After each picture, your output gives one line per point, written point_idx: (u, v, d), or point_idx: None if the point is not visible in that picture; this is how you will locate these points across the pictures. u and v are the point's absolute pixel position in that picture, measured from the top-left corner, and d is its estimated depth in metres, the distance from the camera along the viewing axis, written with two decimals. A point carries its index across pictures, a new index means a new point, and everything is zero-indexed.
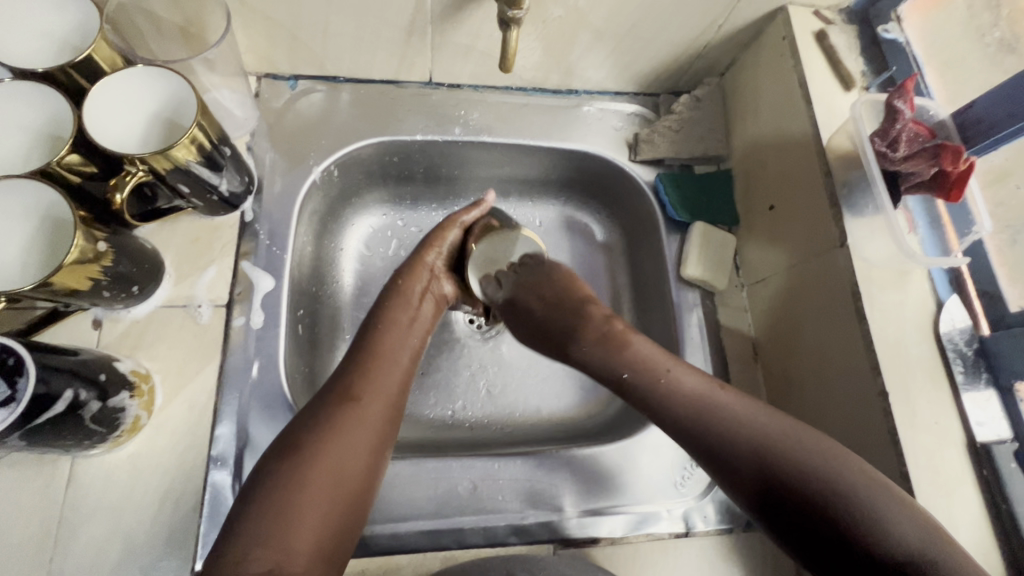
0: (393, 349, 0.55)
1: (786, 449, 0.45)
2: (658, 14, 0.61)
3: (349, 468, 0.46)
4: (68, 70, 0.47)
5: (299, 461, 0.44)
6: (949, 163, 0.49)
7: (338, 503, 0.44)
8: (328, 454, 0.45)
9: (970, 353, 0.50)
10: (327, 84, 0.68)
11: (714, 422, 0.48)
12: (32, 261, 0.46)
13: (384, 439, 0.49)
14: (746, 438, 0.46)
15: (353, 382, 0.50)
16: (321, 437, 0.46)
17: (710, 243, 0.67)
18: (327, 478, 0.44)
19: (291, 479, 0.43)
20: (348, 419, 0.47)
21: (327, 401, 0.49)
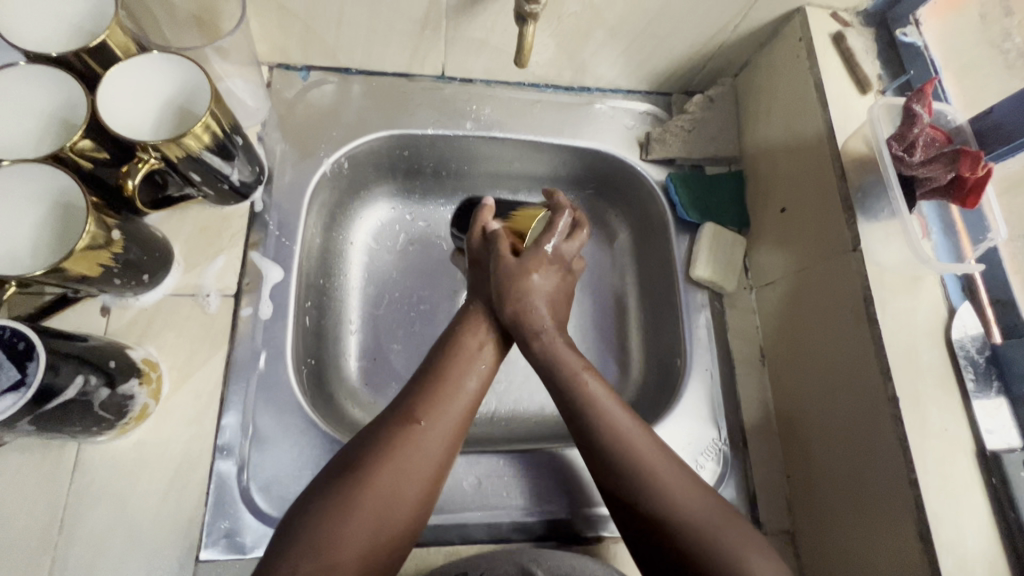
0: (462, 370, 0.52)
1: (631, 443, 0.47)
2: (675, 12, 0.60)
3: (404, 497, 0.44)
4: (81, 54, 0.47)
5: (356, 486, 0.43)
6: (967, 170, 0.48)
7: (389, 529, 0.43)
8: (380, 480, 0.44)
9: (982, 360, 0.50)
10: (339, 76, 0.68)
11: (610, 433, 0.47)
12: (42, 246, 0.46)
13: (438, 473, 0.47)
14: (602, 426, 0.48)
15: (416, 405, 0.49)
16: (375, 460, 0.45)
17: (719, 245, 0.67)
18: (377, 505, 0.43)
19: (348, 497, 0.43)
20: (405, 445, 0.46)
21: (389, 422, 0.47)
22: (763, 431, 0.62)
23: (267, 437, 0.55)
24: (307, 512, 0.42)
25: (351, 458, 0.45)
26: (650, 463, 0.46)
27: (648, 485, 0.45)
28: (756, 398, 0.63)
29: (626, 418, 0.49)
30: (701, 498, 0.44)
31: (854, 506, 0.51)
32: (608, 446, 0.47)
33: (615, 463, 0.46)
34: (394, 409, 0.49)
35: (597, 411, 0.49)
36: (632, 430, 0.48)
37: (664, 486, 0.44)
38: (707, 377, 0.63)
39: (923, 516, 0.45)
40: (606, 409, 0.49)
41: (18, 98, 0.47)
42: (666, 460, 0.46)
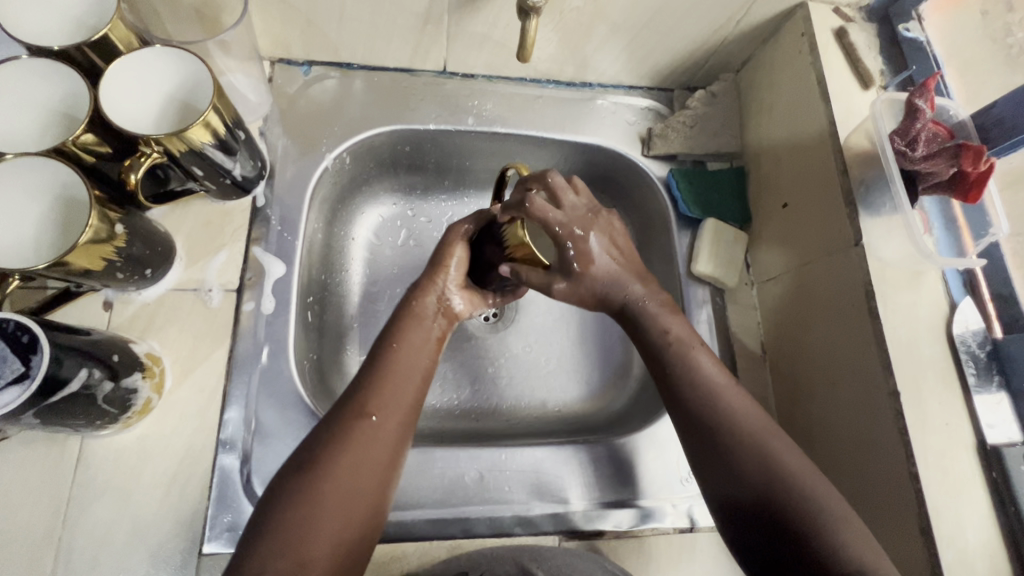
0: (408, 353, 0.49)
1: (724, 402, 0.47)
2: (677, 7, 0.60)
3: (363, 490, 0.43)
4: (84, 48, 0.47)
5: (305, 485, 0.41)
6: (969, 164, 0.48)
7: (353, 521, 0.42)
8: (330, 476, 0.42)
9: (983, 355, 0.50)
10: (341, 71, 0.68)
11: (701, 391, 0.47)
12: (45, 240, 0.46)
13: (393, 459, 0.45)
14: (694, 386, 0.48)
15: (366, 397, 0.46)
16: (324, 456, 0.43)
17: (721, 241, 0.67)
18: (332, 499, 0.41)
19: (301, 496, 0.41)
20: (361, 439, 0.44)
21: (338, 418, 0.45)
22: None
23: (270, 431, 0.55)
24: (263, 516, 0.41)
25: (304, 456, 0.43)
26: (741, 419, 0.46)
27: (743, 442, 0.45)
28: (758, 393, 0.63)
29: (726, 380, 0.48)
30: (794, 457, 0.45)
31: (854, 500, 0.52)
32: (703, 406, 0.47)
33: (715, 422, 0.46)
34: (339, 402, 0.46)
35: (699, 374, 0.48)
36: (730, 392, 0.48)
37: (755, 444, 0.45)
38: None
39: (924, 509, 0.45)
40: (705, 368, 0.48)
41: (20, 92, 0.47)
42: (763, 420, 0.46)
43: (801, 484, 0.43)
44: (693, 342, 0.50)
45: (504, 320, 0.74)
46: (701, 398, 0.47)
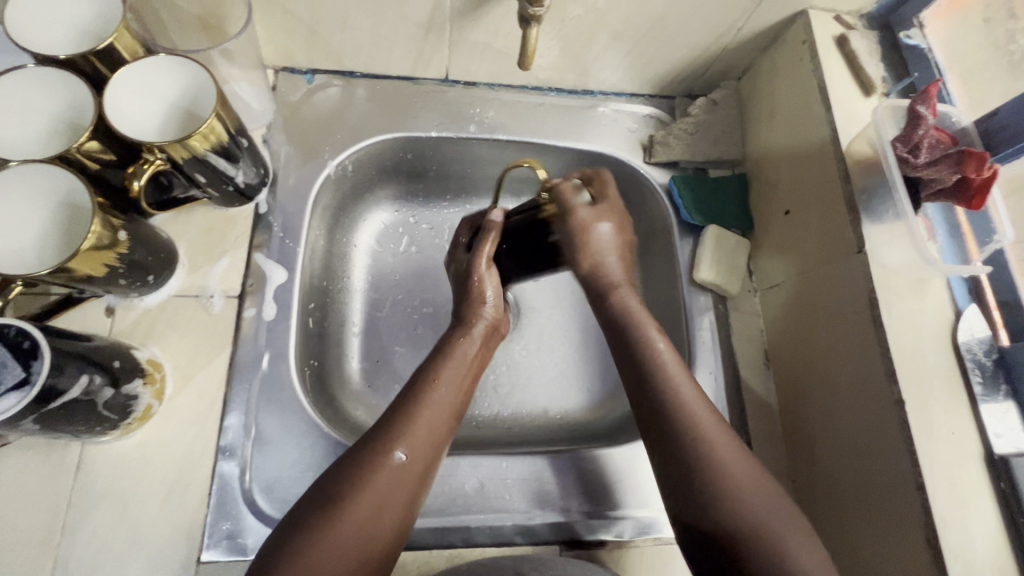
0: (437, 397, 0.49)
1: (696, 417, 0.47)
2: (677, 15, 0.61)
3: (380, 531, 0.42)
4: (89, 57, 0.47)
5: (325, 523, 0.40)
6: (973, 171, 0.47)
7: (365, 560, 0.41)
8: (350, 516, 0.41)
9: (989, 363, 0.50)
10: (344, 79, 0.68)
11: (680, 408, 0.47)
12: (49, 246, 0.46)
13: (410, 505, 0.44)
14: (666, 400, 0.48)
15: (393, 432, 0.46)
16: (345, 493, 0.42)
17: (723, 247, 0.66)
18: (347, 541, 0.40)
19: (317, 530, 0.40)
20: (383, 476, 0.43)
21: (365, 452, 0.44)
22: (767, 435, 0.61)
23: (270, 438, 0.55)
24: (278, 543, 0.40)
25: (327, 489, 0.43)
26: (709, 434, 0.46)
27: (708, 460, 0.45)
28: (760, 401, 0.63)
29: (701, 403, 0.48)
30: (753, 477, 0.44)
31: (860, 510, 0.51)
32: (670, 417, 0.47)
33: (681, 438, 0.46)
34: (367, 439, 0.46)
35: (679, 397, 0.48)
36: (699, 404, 0.48)
37: (725, 464, 0.45)
38: (711, 379, 0.63)
39: (931, 520, 0.44)
40: (678, 382, 0.49)
41: (24, 100, 0.47)
42: (733, 443, 0.46)
43: (752, 513, 0.43)
44: (675, 364, 0.50)
45: None
46: (667, 408, 0.47)
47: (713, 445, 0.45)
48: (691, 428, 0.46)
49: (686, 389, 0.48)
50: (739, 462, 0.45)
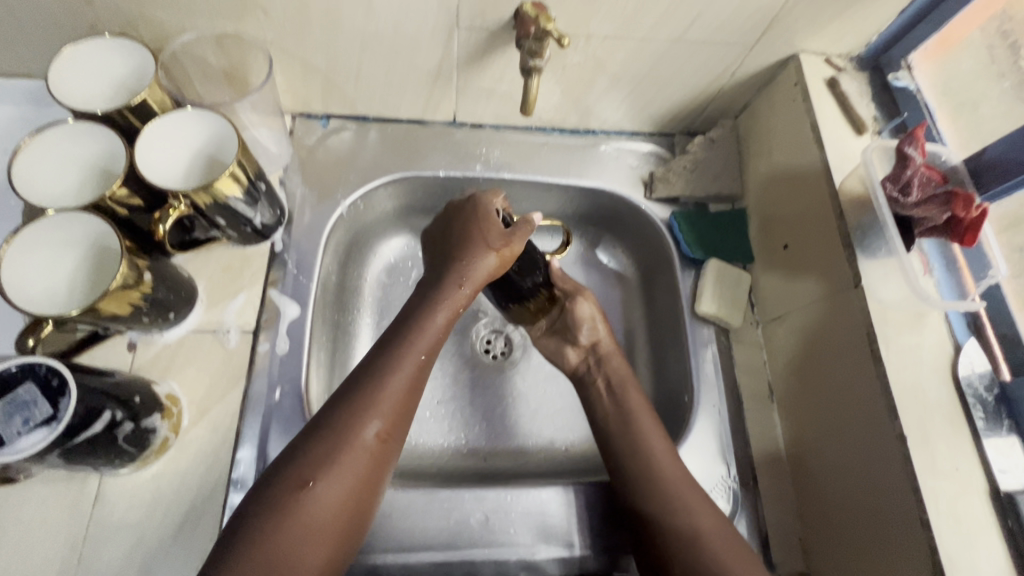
0: (398, 362, 0.49)
1: (658, 467, 0.54)
2: (673, 61, 0.64)
3: (341, 490, 0.44)
4: (124, 112, 0.52)
5: (292, 501, 0.42)
6: (961, 210, 0.49)
7: (332, 524, 0.43)
8: (317, 492, 0.43)
9: (991, 399, 0.50)
10: (357, 123, 0.72)
11: (643, 460, 0.54)
12: (77, 285, 0.49)
13: (380, 471, 0.47)
14: (636, 453, 0.55)
15: (360, 397, 0.47)
16: (310, 469, 0.44)
17: (725, 280, 0.68)
18: (320, 514, 0.43)
19: (281, 510, 0.42)
20: (347, 442, 0.45)
21: (334, 417, 0.46)
22: (773, 469, 0.62)
23: None
24: (236, 529, 0.41)
25: (288, 467, 0.44)
26: (669, 479, 0.53)
27: (669, 502, 0.52)
28: (765, 433, 0.63)
29: (661, 441, 0.56)
30: (707, 515, 0.51)
31: (866, 547, 0.51)
32: (635, 467, 0.54)
33: (641, 484, 0.53)
34: (326, 413, 0.47)
35: (637, 426, 0.56)
36: (662, 454, 0.55)
37: (684, 506, 0.51)
38: (715, 412, 0.63)
39: (938, 558, 0.44)
40: (648, 437, 0.56)
41: (64, 152, 0.51)
42: (692, 487, 0.53)
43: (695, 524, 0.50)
44: (647, 420, 0.57)
45: (510, 358, 0.75)
46: (632, 457, 0.55)
47: (669, 489, 0.52)
48: (656, 475, 0.53)
49: (645, 420, 0.57)
50: (698, 503, 0.52)
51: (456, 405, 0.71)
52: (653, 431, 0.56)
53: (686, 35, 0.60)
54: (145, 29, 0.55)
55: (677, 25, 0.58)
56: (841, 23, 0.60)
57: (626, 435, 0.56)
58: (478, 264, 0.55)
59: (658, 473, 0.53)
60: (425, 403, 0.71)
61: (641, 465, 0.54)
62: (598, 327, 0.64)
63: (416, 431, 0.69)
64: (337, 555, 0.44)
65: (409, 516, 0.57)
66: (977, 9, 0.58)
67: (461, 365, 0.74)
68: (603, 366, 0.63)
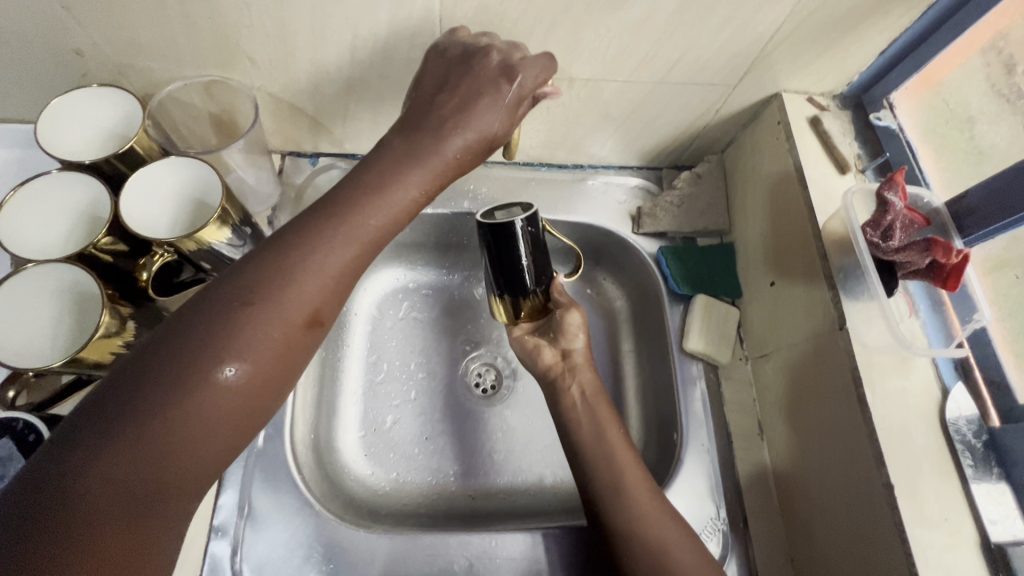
0: (342, 234, 0.43)
1: (626, 485, 0.52)
2: (657, 100, 0.64)
3: (243, 386, 0.38)
4: (112, 160, 0.53)
5: (196, 380, 0.36)
6: (942, 255, 0.49)
7: (240, 411, 0.38)
8: (229, 376, 0.37)
9: (979, 445, 0.49)
10: (346, 161, 0.73)
11: (613, 477, 0.53)
12: (61, 332, 0.49)
13: (297, 362, 0.41)
14: (606, 469, 0.53)
15: (269, 288, 0.40)
16: (224, 348, 0.37)
17: (712, 316, 0.67)
18: (223, 403, 0.37)
19: (180, 387, 0.36)
20: (261, 313, 0.39)
21: (244, 285, 0.40)
22: (764, 511, 0.61)
23: (262, 517, 0.56)
24: (107, 416, 0.34)
25: (190, 345, 0.37)
26: (637, 499, 0.51)
27: (634, 518, 0.50)
28: (756, 474, 0.62)
29: (631, 456, 0.54)
30: (671, 530, 0.50)
31: None
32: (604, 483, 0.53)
33: (609, 498, 0.52)
34: (241, 295, 0.39)
35: (608, 441, 0.55)
36: (631, 467, 0.53)
37: (646, 521, 0.50)
38: (704, 452, 0.62)
39: None
40: (620, 454, 0.54)
41: (49, 201, 0.52)
42: (655, 500, 0.52)
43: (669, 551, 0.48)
44: (617, 437, 0.55)
45: (499, 392, 0.75)
46: (601, 472, 0.53)
47: (636, 505, 0.51)
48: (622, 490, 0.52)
49: (615, 436, 0.55)
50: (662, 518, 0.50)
51: (443, 440, 0.71)
52: (621, 445, 0.55)
53: (668, 76, 0.60)
54: (135, 78, 0.56)
55: (658, 67, 0.59)
56: (822, 64, 0.60)
57: (599, 452, 0.54)
58: (479, 130, 0.48)
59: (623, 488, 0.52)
60: (413, 440, 0.70)
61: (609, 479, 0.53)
62: (576, 338, 0.61)
63: (404, 467, 0.69)
64: (234, 448, 0.39)
65: (393, 563, 0.56)
66: (959, 50, 0.57)
67: (448, 399, 0.73)
68: (576, 375, 0.59)
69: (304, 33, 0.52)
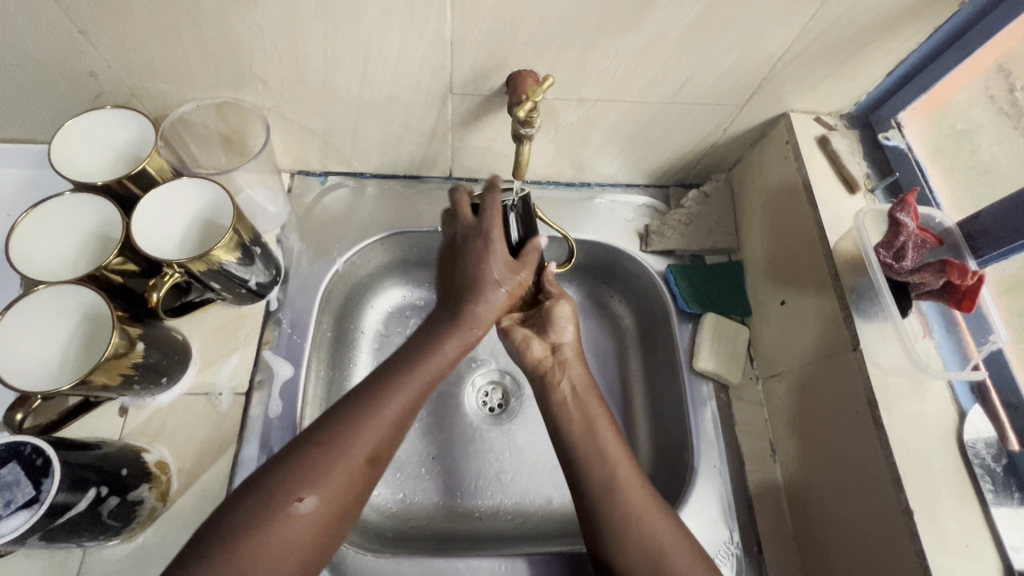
0: (398, 386, 0.51)
1: (619, 483, 0.51)
2: (665, 120, 0.65)
3: (313, 518, 0.44)
4: (125, 181, 0.53)
5: (278, 516, 0.43)
6: (957, 277, 0.49)
7: (311, 539, 0.44)
8: (304, 512, 0.44)
9: (999, 470, 0.48)
10: (355, 179, 0.73)
11: (606, 474, 0.52)
12: (71, 357, 0.49)
13: (360, 495, 0.47)
14: (598, 466, 0.52)
15: (337, 434, 0.47)
16: (299, 484, 0.44)
17: (722, 336, 0.67)
18: (298, 534, 0.43)
19: (264, 518, 0.43)
20: (329, 458, 0.46)
21: (321, 432, 0.47)
22: (778, 536, 0.59)
23: None
24: (207, 549, 0.41)
25: (274, 484, 0.44)
26: (632, 497, 0.51)
27: (629, 519, 0.49)
28: (771, 498, 0.61)
29: (621, 452, 0.54)
30: (665, 532, 0.49)
31: None
32: (595, 482, 0.52)
33: (601, 499, 0.51)
34: (319, 441, 0.47)
35: (599, 437, 0.54)
36: (624, 467, 0.52)
37: (643, 524, 0.49)
38: (716, 474, 0.61)
39: None
40: (612, 452, 0.53)
41: (60, 222, 0.52)
42: (652, 502, 0.51)
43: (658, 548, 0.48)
44: (610, 435, 0.55)
45: (507, 412, 0.74)
46: (593, 470, 0.52)
47: (634, 505, 0.50)
48: (617, 489, 0.51)
49: (603, 431, 0.55)
50: (655, 519, 0.50)
51: (450, 460, 0.70)
52: (614, 444, 0.54)
53: (676, 97, 0.61)
54: (147, 100, 0.56)
55: (666, 88, 0.59)
56: (830, 84, 0.61)
57: (588, 449, 0.54)
58: (512, 276, 0.55)
59: (618, 486, 0.51)
60: (420, 459, 0.69)
61: (604, 478, 0.52)
62: (565, 331, 0.60)
63: (412, 488, 0.68)
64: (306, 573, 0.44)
65: None
66: (966, 71, 0.58)
67: (455, 419, 0.72)
68: (567, 370, 0.59)
69: (317, 56, 0.52)
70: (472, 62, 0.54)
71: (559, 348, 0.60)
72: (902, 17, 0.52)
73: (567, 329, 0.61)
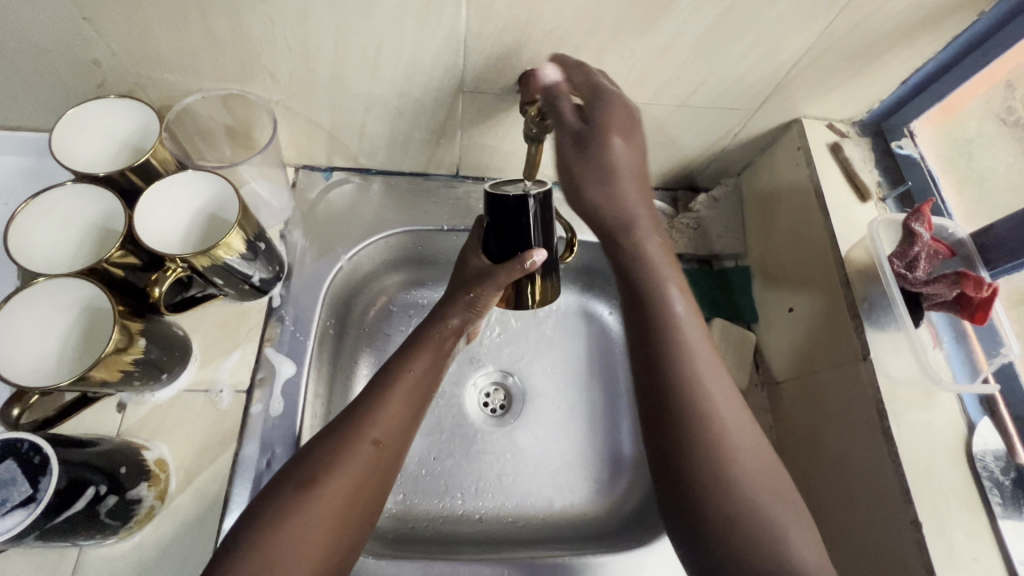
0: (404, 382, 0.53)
1: (693, 378, 0.45)
2: (676, 124, 0.64)
3: (332, 502, 0.44)
4: (127, 173, 0.52)
5: (297, 498, 0.43)
6: (972, 290, 0.49)
7: (339, 530, 0.44)
8: (324, 490, 0.44)
9: (1008, 483, 0.48)
10: (360, 176, 0.72)
11: (678, 366, 0.46)
12: (69, 349, 0.48)
13: (380, 479, 0.48)
14: (670, 356, 0.46)
15: (358, 422, 0.49)
16: (320, 467, 0.45)
17: (727, 341, 0.66)
18: (318, 517, 0.43)
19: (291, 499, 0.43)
20: (347, 443, 0.47)
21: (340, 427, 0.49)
22: None
23: None
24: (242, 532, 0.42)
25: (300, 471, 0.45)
26: (708, 404, 0.45)
27: (701, 427, 0.44)
28: None
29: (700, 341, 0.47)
30: (741, 447, 0.43)
31: None
32: (669, 374, 0.46)
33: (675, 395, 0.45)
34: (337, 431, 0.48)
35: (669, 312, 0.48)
36: (701, 360, 0.46)
37: (722, 438, 0.44)
38: None
39: None
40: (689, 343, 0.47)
41: (62, 213, 0.51)
42: (733, 414, 0.45)
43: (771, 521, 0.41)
44: (686, 315, 0.48)
45: (510, 413, 0.73)
46: (664, 358, 0.46)
47: (710, 414, 0.44)
48: (692, 389, 0.45)
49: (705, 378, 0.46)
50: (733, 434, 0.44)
51: (450, 462, 0.69)
52: (688, 332, 0.47)
53: (689, 100, 0.60)
54: (152, 91, 0.55)
55: (679, 91, 0.59)
56: (843, 91, 0.60)
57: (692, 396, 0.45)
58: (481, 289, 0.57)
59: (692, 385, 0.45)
60: (420, 460, 0.69)
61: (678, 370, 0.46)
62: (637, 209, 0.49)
63: (410, 489, 0.67)
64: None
65: None
66: (979, 83, 0.58)
67: (456, 420, 0.72)
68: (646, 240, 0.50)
69: (327, 49, 0.51)
70: (485, 60, 0.53)
71: (638, 206, 0.49)
72: (919, 27, 0.52)
73: (648, 246, 0.50)
